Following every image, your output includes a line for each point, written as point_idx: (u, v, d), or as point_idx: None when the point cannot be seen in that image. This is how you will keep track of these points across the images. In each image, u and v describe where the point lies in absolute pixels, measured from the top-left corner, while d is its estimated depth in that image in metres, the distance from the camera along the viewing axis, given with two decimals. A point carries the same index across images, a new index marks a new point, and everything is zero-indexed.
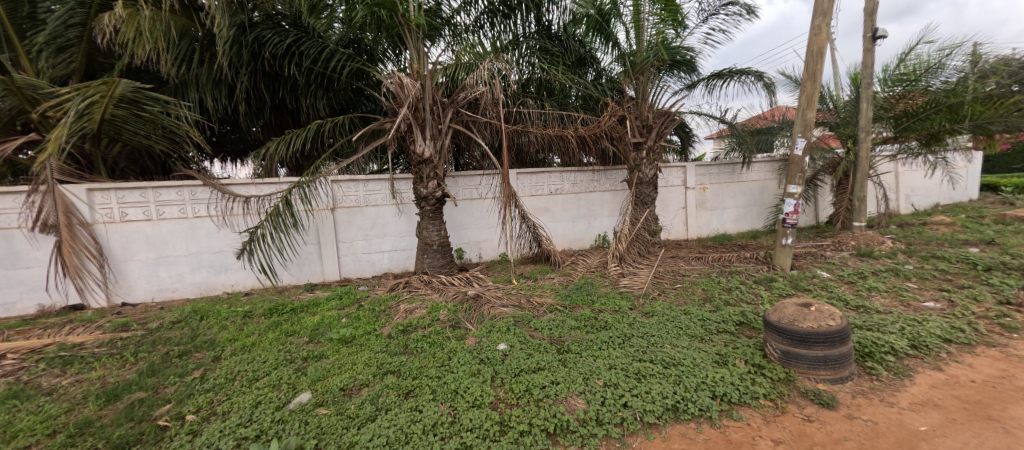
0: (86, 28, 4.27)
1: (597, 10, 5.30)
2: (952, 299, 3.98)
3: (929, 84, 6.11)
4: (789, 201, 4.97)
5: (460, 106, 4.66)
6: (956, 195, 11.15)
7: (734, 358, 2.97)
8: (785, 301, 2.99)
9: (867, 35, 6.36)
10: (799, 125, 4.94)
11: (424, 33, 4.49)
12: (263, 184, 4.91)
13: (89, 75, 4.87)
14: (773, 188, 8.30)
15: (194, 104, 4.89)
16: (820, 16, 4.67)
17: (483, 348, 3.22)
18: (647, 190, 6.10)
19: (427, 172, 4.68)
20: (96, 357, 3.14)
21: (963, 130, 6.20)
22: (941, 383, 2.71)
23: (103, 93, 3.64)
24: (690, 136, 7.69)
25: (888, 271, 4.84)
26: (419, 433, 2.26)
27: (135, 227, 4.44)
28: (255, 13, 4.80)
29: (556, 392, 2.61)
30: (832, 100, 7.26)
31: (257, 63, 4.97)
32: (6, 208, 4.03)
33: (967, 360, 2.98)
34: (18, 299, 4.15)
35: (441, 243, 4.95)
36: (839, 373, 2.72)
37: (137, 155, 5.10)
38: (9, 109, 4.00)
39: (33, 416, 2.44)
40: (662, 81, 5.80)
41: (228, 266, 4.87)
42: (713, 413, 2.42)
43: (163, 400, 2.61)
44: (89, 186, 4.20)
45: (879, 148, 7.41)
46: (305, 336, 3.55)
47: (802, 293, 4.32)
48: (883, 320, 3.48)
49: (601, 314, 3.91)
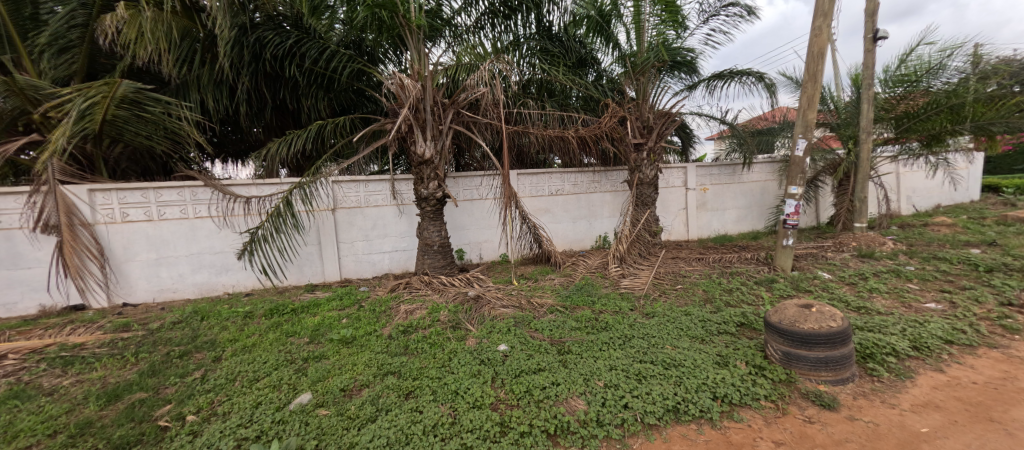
0: (87, 29, 4.28)
1: (598, 11, 5.34)
2: (953, 300, 3.97)
3: (930, 85, 6.10)
4: (789, 201, 4.97)
5: (460, 107, 4.66)
6: (957, 196, 11.14)
7: (735, 360, 2.96)
8: (786, 303, 2.99)
9: (868, 36, 6.36)
10: (800, 126, 4.93)
11: (425, 34, 4.50)
12: (264, 184, 4.92)
13: (91, 76, 4.89)
14: (774, 189, 8.29)
15: (195, 105, 4.90)
16: (821, 17, 4.66)
17: (483, 349, 3.22)
18: (648, 190, 6.10)
19: (427, 173, 4.68)
20: (96, 358, 3.15)
21: (964, 131, 6.20)
22: (943, 384, 2.70)
23: (104, 94, 3.65)
24: (690, 136, 7.68)
25: (889, 272, 4.83)
26: (419, 433, 2.26)
27: (137, 228, 4.44)
28: (256, 14, 4.81)
29: (557, 393, 2.61)
30: (832, 101, 7.25)
31: (258, 64, 4.98)
32: (7, 209, 4.04)
33: (969, 361, 2.97)
34: (19, 300, 4.15)
35: (442, 243, 4.96)
36: (841, 375, 2.71)
37: (138, 156, 5.11)
38: (11, 110, 4.02)
39: (34, 416, 2.44)
40: (662, 82, 5.80)
41: (229, 266, 4.88)
42: (714, 415, 2.41)
43: (163, 401, 2.61)
44: (91, 186, 4.20)
45: (880, 149, 7.41)
46: (305, 337, 3.55)
47: (803, 294, 4.32)
48: (884, 321, 3.47)
49: (601, 315, 3.90)
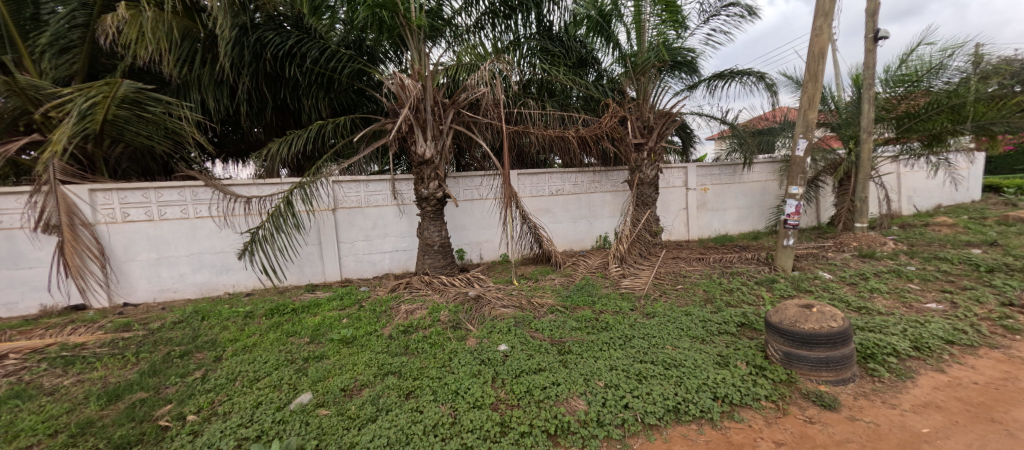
0: (88, 29, 4.28)
1: (598, 11, 5.35)
2: (954, 300, 3.96)
3: (931, 85, 6.06)
4: (790, 201, 4.95)
5: (460, 107, 4.66)
6: (958, 196, 11.13)
7: (736, 360, 2.96)
8: (786, 303, 2.98)
9: (870, 36, 6.34)
10: (801, 126, 4.92)
11: (425, 34, 4.49)
12: (264, 184, 4.92)
13: (92, 76, 4.89)
14: (775, 189, 8.29)
15: (196, 105, 4.90)
16: (822, 16, 4.65)
17: (484, 349, 3.22)
18: (649, 191, 6.11)
19: (428, 173, 4.68)
20: (97, 358, 3.15)
21: (965, 131, 6.19)
22: (944, 385, 2.69)
23: (105, 94, 3.65)
24: (691, 136, 7.68)
25: (889, 272, 4.83)
26: (419, 433, 2.26)
27: (138, 227, 4.45)
28: (257, 14, 4.81)
29: (557, 393, 2.61)
30: (833, 101, 7.24)
31: (258, 64, 4.98)
32: (9, 209, 4.04)
33: (970, 362, 2.96)
34: (21, 299, 4.16)
35: (442, 243, 4.96)
36: (841, 375, 2.71)
37: (139, 156, 5.12)
38: (12, 110, 4.02)
39: (34, 416, 2.44)
40: (663, 82, 5.79)
41: (230, 266, 4.88)
42: (715, 415, 2.41)
43: (164, 400, 2.61)
44: (92, 186, 4.21)
45: (881, 149, 7.40)
46: (306, 336, 3.55)
47: (804, 294, 4.32)
48: (885, 321, 3.47)
49: (602, 315, 3.90)
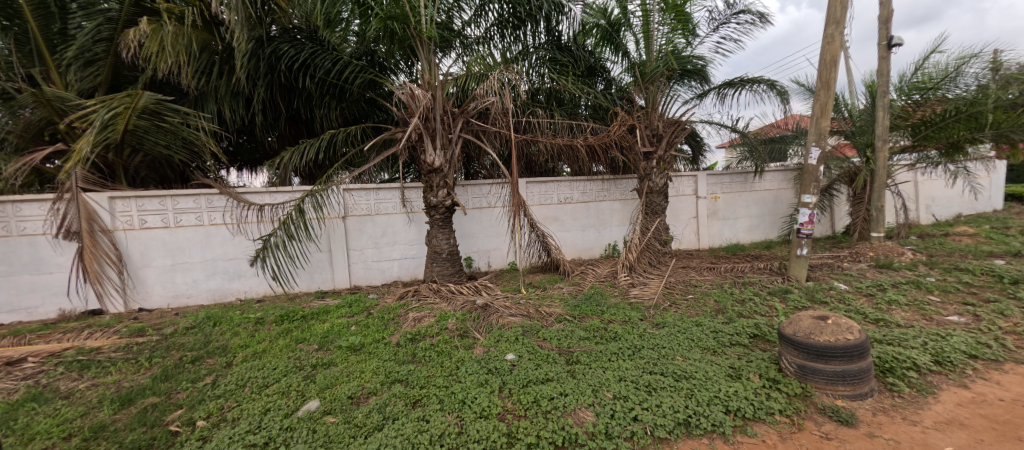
0: (113, 43, 4.44)
1: (607, 20, 5.46)
2: (977, 313, 3.83)
3: (947, 92, 5.95)
4: (804, 211, 4.86)
5: (470, 116, 4.68)
6: (980, 204, 10.85)
7: (748, 372, 2.90)
8: (800, 314, 2.92)
9: (883, 43, 6.27)
10: (814, 133, 4.85)
11: (435, 45, 4.57)
12: (277, 192, 5.03)
13: (115, 87, 5.06)
14: (787, 197, 8.19)
15: (213, 115, 5.04)
16: (834, 24, 4.62)
17: (491, 358, 3.19)
18: (658, 199, 6.01)
19: (437, 181, 4.73)
20: (111, 363, 3.21)
21: (984, 139, 6.11)
22: (967, 401, 2.60)
23: (126, 105, 3.77)
24: (701, 145, 7.62)
25: (908, 283, 4.70)
26: (426, 443, 2.24)
27: (154, 234, 4.54)
28: (272, 27, 5.00)
29: (565, 404, 2.57)
30: (847, 109, 7.16)
31: (273, 75, 5.13)
32: (31, 216, 4.18)
33: (994, 377, 2.85)
34: (40, 304, 4.25)
35: (451, 251, 4.95)
36: (860, 390, 2.62)
37: (157, 165, 5.26)
38: (39, 119, 4.21)
39: (50, 419, 2.49)
40: (673, 90, 5.83)
41: (242, 273, 4.95)
42: (727, 429, 2.35)
43: (174, 406, 2.65)
44: (111, 194, 4.33)
45: (896, 158, 7.36)
46: (314, 343, 3.58)
47: (818, 306, 4.21)
48: (904, 334, 3.37)
49: (610, 325, 3.85)
